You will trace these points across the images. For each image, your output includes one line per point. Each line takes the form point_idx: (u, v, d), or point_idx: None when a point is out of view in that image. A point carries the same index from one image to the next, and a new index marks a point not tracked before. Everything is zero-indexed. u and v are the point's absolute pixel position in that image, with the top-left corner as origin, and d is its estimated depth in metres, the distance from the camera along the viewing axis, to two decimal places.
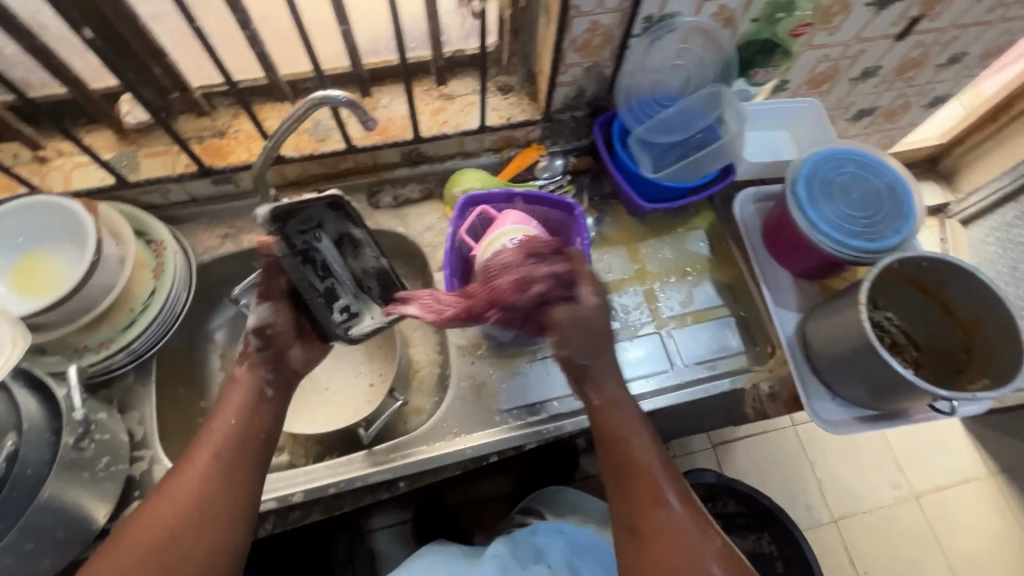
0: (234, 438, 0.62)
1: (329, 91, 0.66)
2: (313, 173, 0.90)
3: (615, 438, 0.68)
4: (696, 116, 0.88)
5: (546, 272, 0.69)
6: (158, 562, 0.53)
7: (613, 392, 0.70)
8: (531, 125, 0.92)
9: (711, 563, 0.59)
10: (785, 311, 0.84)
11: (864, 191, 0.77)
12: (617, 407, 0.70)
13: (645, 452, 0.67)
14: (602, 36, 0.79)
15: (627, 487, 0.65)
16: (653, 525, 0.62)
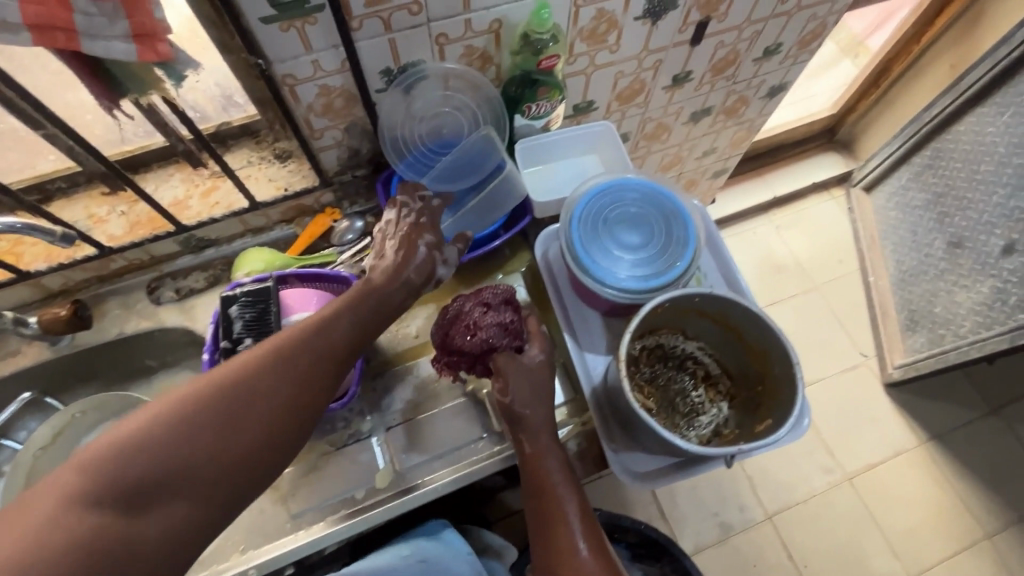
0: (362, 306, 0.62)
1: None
2: (81, 280, 0.83)
3: (541, 488, 0.65)
4: (478, 162, 0.82)
5: (495, 321, 0.68)
6: (263, 375, 0.51)
7: (543, 441, 0.68)
8: (314, 191, 0.86)
9: None
10: (592, 356, 0.78)
11: (642, 225, 0.73)
12: (546, 454, 0.67)
13: (569, 496, 0.65)
14: (343, 96, 0.73)
15: (545, 539, 0.63)
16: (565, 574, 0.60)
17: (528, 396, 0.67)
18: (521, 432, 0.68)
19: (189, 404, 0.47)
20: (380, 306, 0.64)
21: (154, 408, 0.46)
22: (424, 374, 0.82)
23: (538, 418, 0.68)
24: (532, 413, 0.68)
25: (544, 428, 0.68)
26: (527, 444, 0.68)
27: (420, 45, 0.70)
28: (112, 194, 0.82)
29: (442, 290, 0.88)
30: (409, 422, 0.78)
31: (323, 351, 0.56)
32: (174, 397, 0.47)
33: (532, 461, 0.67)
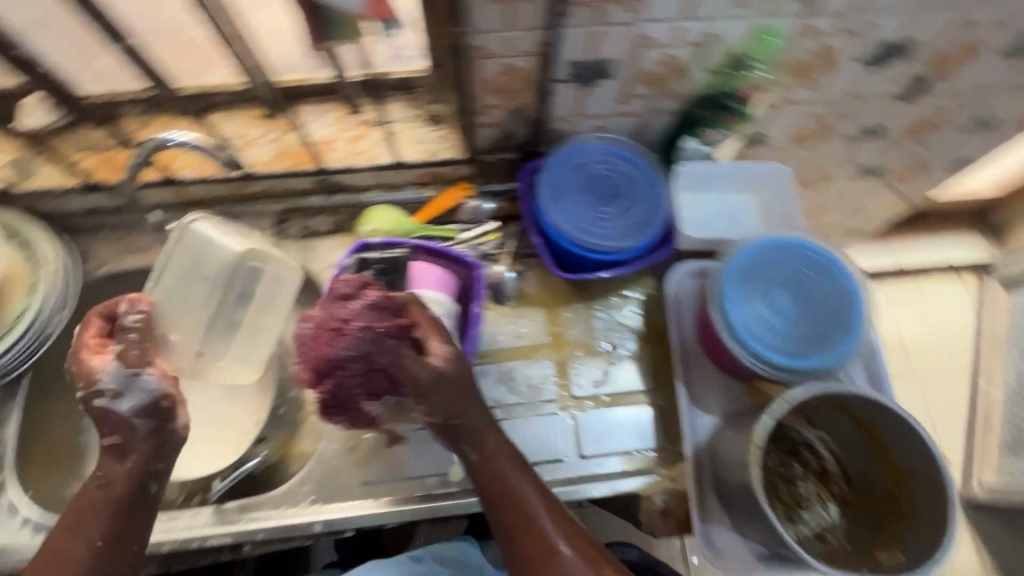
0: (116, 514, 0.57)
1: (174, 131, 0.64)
2: (218, 195, 0.85)
3: (507, 500, 0.60)
4: (635, 184, 0.78)
5: (308, 322, 0.64)
6: None
7: (490, 444, 0.62)
8: (457, 163, 0.84)
9: None
10: (700, 414, 0.73)
11: (802, 297, 0.66)
12: (512, 461, 0.62)
13: (553, 506, 0.61)
14: (521, 79, 0.68)
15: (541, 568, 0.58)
16: None
17: (411, 393, 0.61)
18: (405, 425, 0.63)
19: (87, 517, 0.57)
20: (108, 507, 0.57)
21: (80, 517, 0.57)
22: (519, 378, 0.80)
23: (470, 421, 0.62)
24: (410, 409, 0.62)
25: (478, 425, 0.62)
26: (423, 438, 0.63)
27: (620, 44, 0.64)
28: (266, 119, 0.82)
29: (554, 296, 0.84)
30: (493, 421, 0.77)
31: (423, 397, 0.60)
32: (85, 508, 0.56)
33: (506, 472, 0.61)
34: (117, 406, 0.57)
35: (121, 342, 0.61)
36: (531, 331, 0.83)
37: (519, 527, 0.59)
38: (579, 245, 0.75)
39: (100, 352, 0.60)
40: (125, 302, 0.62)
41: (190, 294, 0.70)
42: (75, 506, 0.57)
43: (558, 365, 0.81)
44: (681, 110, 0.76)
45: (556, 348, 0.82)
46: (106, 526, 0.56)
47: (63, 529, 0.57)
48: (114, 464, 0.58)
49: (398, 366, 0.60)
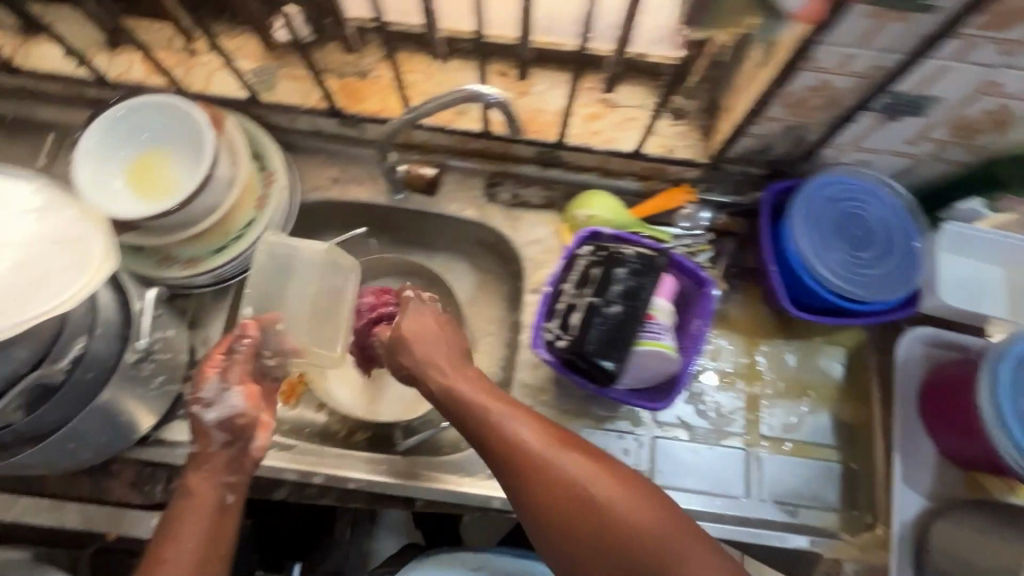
0: (218, 508, 0.57)
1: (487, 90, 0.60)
2: (438, 144, 0.83)
3: (571, 490, 0.54)
4: (892, 230, 0.72)
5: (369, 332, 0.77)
6: None
7: (520, 425, 0.58)
8: (690, 165, 0.78)
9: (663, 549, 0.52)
10: (910, 492, 0.69)
11: None
12: (546, 444, 0.56)
13: (622, 477, 0.55)
14: (824, 98, 0.62)
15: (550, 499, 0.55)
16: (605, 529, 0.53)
17: (476, 398, 0.60)
18: (467, 422, 0.60)
19: (186, 530, 0.55)
20: (213, 509, 0.57)
21: (182, 527, 0.55)
22: (707, 403, 0.77)
23: (487, 408, 0.59)
24: (476, 403, 0.60)
25: (515, 405, 0.60)
26: (483, 433, 0.58)
27: (960, 84, 0.58)
28: (507, 77, 0.79)
29: (757, 325, 0.80)
30: (676, 441, 0.75)
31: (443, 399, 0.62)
32: (187, 519, 0.55)
33: (557, 462, 0.55)
34: (203, 414, 0.59)
35: (235, 359, 0.62)
36: (727, 356, 0.79)
37: (587, 518, 0.53)
38: (819, 284, 0.70)
39: (225, 370, 0.61)
40: (239, 327, 0.64)
41: (288, 303, 0.70)
42: (177, 519, 0.55)
43: (750, 399, 0.77)
44: (976, 165, 0.68)
45: (750, 381, 0.78)
46: (203, 534, 0.55)
47: (163, 540, 0.54)
48: (197, 477, 0.58)
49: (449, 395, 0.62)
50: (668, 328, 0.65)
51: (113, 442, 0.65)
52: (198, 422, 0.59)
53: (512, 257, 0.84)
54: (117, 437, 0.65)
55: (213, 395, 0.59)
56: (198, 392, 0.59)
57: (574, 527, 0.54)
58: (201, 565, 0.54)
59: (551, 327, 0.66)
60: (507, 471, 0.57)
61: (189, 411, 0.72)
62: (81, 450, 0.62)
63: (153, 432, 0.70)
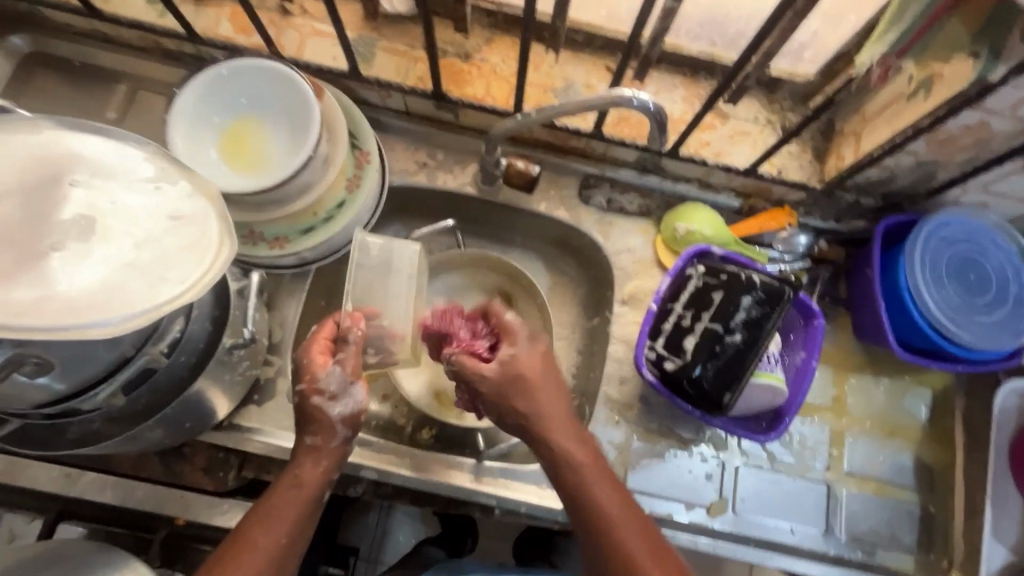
0: (313, 502, 0.56)
1: (637, 94, 0.54)
2: (536, 138, 0.78)
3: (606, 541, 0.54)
4: (1008, 276, 0.70)
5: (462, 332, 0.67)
6: None
7: (610, 502, 0.55)
8: (801, 189, 0.75)
9: None
10: (995, 542, 0.70)
11: None
12: (631, 531, 0.54)
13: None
14: (974, 139, 0.59)
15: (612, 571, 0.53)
16: None
17: (576, 452, 0.57)
18: (556, 470, 0.57)
19: (283, 511, 0.54)
20: (308, 505, 0.56)
21: (280, 510, 0.54)
22: (791, 433, 0.75)
23: (584, 475, 0.56)
24: (571, 455, 0.57)
25: (605, 474, 0.57)
26: (571, 486, 0.56)
27: None
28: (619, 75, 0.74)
29: (845, 359, 0.78)
30: (759, 469, 0.73)
31: (532, 438, 0.58)
32: (285, 503, 0.54)
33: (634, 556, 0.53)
34: (330, 408, 0.57)
35: (347, 351, 0.58)
36: (813, 387, 0.77)
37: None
38: (926, 325, 0.69)
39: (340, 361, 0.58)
40: (347, 316, 0.59)
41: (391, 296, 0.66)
42: (273, 498, 0.55)
43: (834, 433, 0.76)
44: None
45: (835, 414, 0.77)
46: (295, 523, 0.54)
47: (260, 515, 0.53)
48: (309, 466, 0.57)
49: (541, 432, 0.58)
50: (778, 359, 0.64)
51: (194, 427, 0.61)
52: (324, 414, 0.56)
53: (599, 264, 0.81)
54: (198, 423, 0.61)
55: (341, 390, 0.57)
56: (318, 380, 0.57)
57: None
58: (286, 555, 0.53)
59: (658, 346, 0.64)
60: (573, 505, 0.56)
61: (264, 397, 0.69)
62: (163, 435, 0.59)
63: (226, 416, 0.67)
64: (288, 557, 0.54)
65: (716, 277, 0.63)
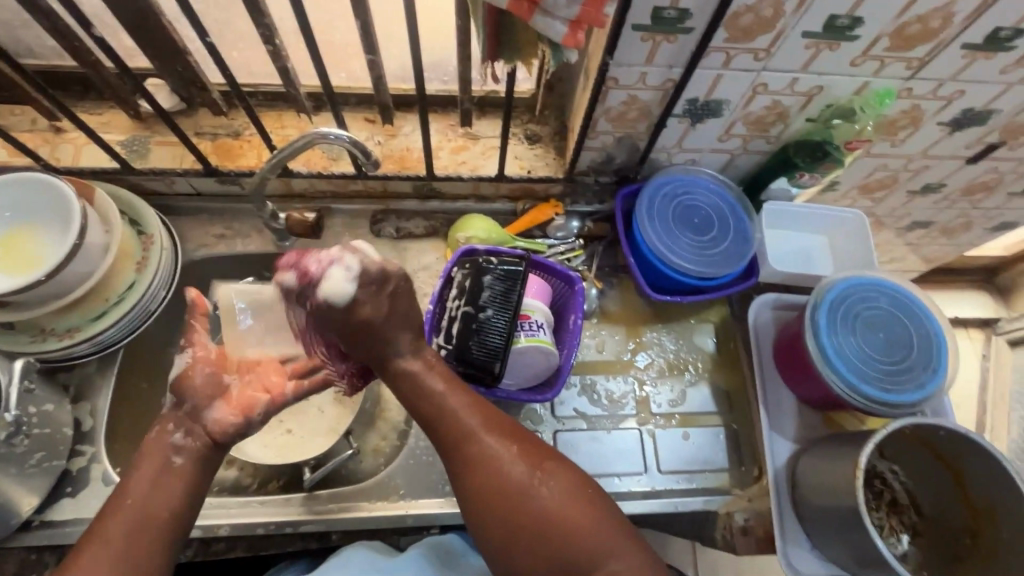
0: (177, 449, 0.59)
1: (332, 131, 0.66)
2: (320, 190, 0.87)
3: (489, 473, 0.58)
4: (726, 214, 0.83)
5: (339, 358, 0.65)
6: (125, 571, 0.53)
7: (491, 437, 0.60)
8: (552, 181, 0.86)
9: (577, 525, 0.57)
10: (779, 439, 0.79)
11: (897, 338, 0.72)
12: (515, 456, 0.59)
13: (572, 488, 0.59)
14: (639, 110, 0.73)
15: (502, 502, 0.57)
16: (545, 517, 0.57)
17: (451, 406, 0.61)
18: (437, 426, 0.61)
19: (145, 477, 0.57)
20: (165, 457, 0.59)
21: (138, 475, 0.58)
22: (599, 392, 0.83)
23: (468, 423, 0.60)
24: (447, 407, 0.61)
25: (488, 416, 0.61)
26: (453, 438, 0.60)
27: (738, 87, 0.70)
28: (373, 122, 0.85)
29: (634, 315, 0.88)
30: (577, 430, 0.80)
31: (412, 378, 0.62)
32: (145, 465, 0.58)
33: (527, 473, 0.58)
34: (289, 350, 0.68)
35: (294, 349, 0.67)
36: (610, 346, 0.86)
37: (544, 534, 0.56)
38: (671, 269, 0.81)
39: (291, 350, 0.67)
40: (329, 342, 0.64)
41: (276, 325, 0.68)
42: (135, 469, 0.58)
43: (637, 382, 0.84)
44: (777, 151, 0.81)
45: (636, 366, 0.85)
46: (162, 481, 0.57)
47: (121, 490, 0.57)
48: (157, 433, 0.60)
49: (413, 378, 0.62)
50: (545, 325, 0.73)
51: None
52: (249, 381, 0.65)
53: None
54: None
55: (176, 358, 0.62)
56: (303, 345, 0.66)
57: (535, 544, 0.56)
58: (159, 504, 0.57)
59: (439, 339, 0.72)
60: (451, 462, 0.60)
61: (76, 487, 0.70)
62: None
63: (37, 515, 0.68)
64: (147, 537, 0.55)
65: (467, 267, 0.73)
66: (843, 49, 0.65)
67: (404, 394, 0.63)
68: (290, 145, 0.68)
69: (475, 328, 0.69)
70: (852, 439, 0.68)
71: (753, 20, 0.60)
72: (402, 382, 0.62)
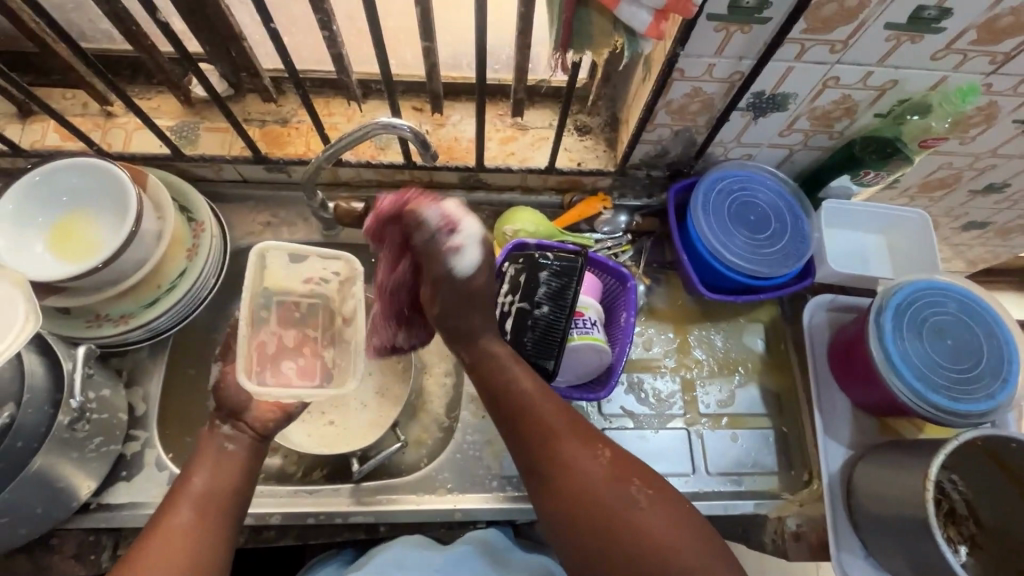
0: (235, 436, 0.63)
1: (391, 121, 0.64)
2: (366, 179, 0.86)
3: (573, 474, 0.58)
4: (783, 212, 0.81)
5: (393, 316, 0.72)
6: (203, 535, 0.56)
7: (571, 440, 0.59)
8: (602, 174, 0.84)
9: (665, 535, 0.54)
10: (834, 444, 0.77)
11: (976, 346, 0.69)
12: (597, 459, 0.58)
13: (657, 494, 0.57)
14: (701, 103, 0.71)
15: (586, 505, 0.56)
16: (630, 524, 0.55)
17: (535, 405, 0.62)
18: (521, 428, 0.61)
19: (208, 460, 0.61)
20: (226, 445, 0.62)
21: (200, 460, 0.61)
22: (646, 390, 0.82)
23: (552, 423, 0.61)
24: (526, 409, 0.61)
25: (572, 418, 0.61)
26: (538, 440, 0.60)
27: (808, 81, 0.67)
28: (422, 111, 0.83)
29: (681, 313, 0.86)
30: (623, 429, 0.79)
31: (497, 376, 0.64)
32: (205, 451, 0.62)
33: (614, 480, 0.57)
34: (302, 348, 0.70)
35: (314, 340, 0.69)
36: (657, 344, 0.85)
37: (630, 542, 0.54)
38: (725, 267, 0.79)
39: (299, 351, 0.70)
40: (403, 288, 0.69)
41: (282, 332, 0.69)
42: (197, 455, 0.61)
43: (685, 382, 0.83)
44: (840, 147, 0.78)
45: (684, 366, 0.83)
46: (224, 462, 0.61)
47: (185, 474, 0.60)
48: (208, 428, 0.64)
49: (498, 375, 0.64)
50: (598, 322, 0.72)
51: (52, 512, 0.62)
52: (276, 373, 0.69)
53: None
54: (55, 507, 0.62)
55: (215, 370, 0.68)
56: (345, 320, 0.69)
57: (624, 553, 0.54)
58: (224, 482, 0.60)
59: None
60: (533, 462, 0.60)
61: (131, 471, 0.71)
62: (16, 526, 0.60)
63: (94, 497, 0.69)
64: (209, 517, 0.58)
65: (520, 262, 0.72)
66: (924, 42, 0.61)
67: (490, 392, 0.64)
68: (345, 136, 0.67)
69: (529, 324, 0.68)
70: (915, 447, 0.66)
71: (835, 10, 0.57)
72: (488, 379, 0.64)
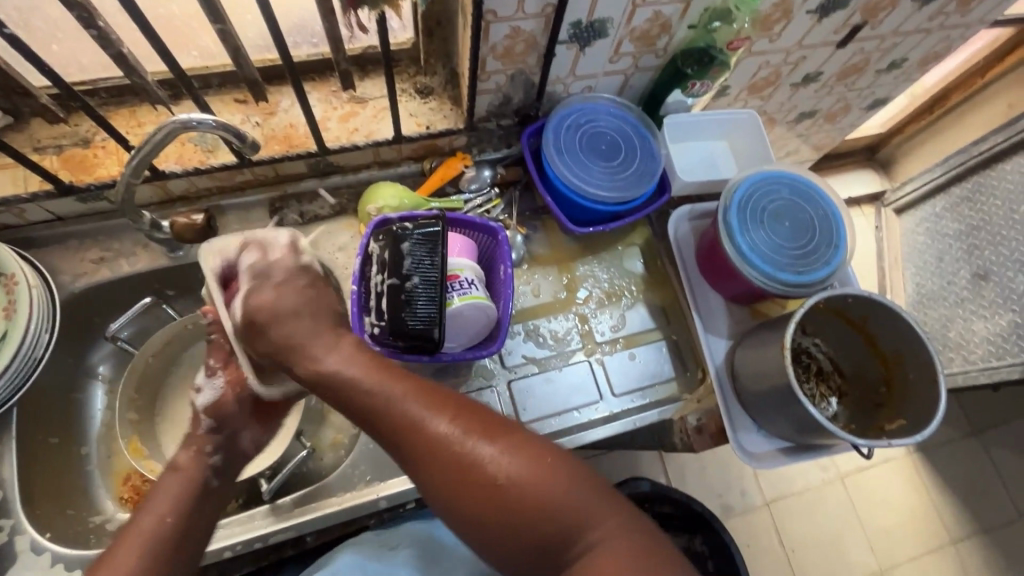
0: (203, 469, 0.61)
1: (194, 116, 0.58)
2: (203, 187, 0.79)
3: (433, 459, 0.52)
4: (631, 135, 0.84)
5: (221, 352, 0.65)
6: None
7: (440, 422, 0.54)
8: (454, 134, 0.82)
9: (538, 494, 0.51)
10: (715, 339, 0.84)
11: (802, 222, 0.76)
12: (465, 436, 0.53)
13: (534, 456, 0.53)
14: (525, 42, 0.71)
15: (454, 483, 0.52)
16: (500, 492, 0.51)
17: (384, 394, 0.56)
18: (377, 421, 0.56)
19: (169, 493, 0.58)
20: (193, 484, 0.60)
21: (161, 494, 0.58)
22: (544, 333, 0.84)
23: (406, 409, 0.55)
24: (387, 397, 0.56)
25: (428, 396, 0.56)
26: (395, 430, 0.55)
27: (617, 3, 0.68)
28: (246, 103, 0.77)
29: (562, 252, 0.88)
30: (530, 376, 0.81)
31: (331, 377, 0.58)
32: (169, 485, 0.59)
33: (478, 452, 0.52)
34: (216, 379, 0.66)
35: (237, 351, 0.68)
36: (547, 288, 0.87)
37: (507, 514, 0.51)
38: (587, 200, 0.81)
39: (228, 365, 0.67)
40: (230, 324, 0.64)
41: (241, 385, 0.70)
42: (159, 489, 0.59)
43: (579, 317, 0.85)
44: (666, 64, 0.82)
45: (575, 302, 0.86)
46: (188, 502, 0.58)
47: (142, 511, 0.57)
48: (185, 453, 0.62)
49: (335, 376, 0.58)
50: (476, 281, 0.72)
51: None
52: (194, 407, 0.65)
53: None
54: None
55: (201, 382, 0.65)
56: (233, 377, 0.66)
57: (501, 525, 0.51)
58: (183, 525, 0.57)
59: (371, 317, 0.69)
60: (397, 453, 0.55)
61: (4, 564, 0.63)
62: None
63: None
64: (184, 545, 0.56)
65: (382, 239, 0.70)
66: None
67: (334, 394, 0.58)
68: (148, 136, 0.59)
69: (403, 298, 0.67)
70: (776, 324, 0.73)
71: None
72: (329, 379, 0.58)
